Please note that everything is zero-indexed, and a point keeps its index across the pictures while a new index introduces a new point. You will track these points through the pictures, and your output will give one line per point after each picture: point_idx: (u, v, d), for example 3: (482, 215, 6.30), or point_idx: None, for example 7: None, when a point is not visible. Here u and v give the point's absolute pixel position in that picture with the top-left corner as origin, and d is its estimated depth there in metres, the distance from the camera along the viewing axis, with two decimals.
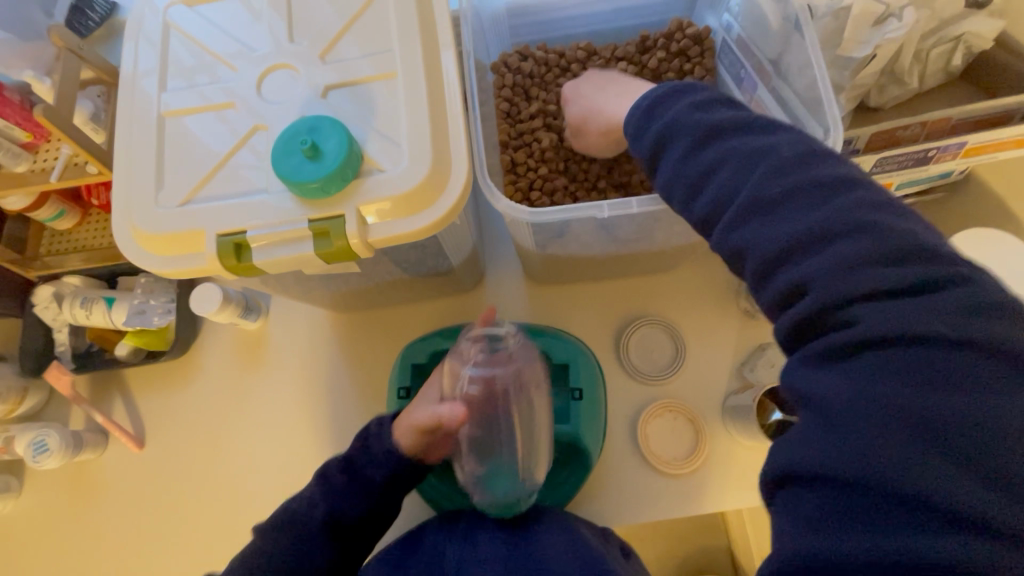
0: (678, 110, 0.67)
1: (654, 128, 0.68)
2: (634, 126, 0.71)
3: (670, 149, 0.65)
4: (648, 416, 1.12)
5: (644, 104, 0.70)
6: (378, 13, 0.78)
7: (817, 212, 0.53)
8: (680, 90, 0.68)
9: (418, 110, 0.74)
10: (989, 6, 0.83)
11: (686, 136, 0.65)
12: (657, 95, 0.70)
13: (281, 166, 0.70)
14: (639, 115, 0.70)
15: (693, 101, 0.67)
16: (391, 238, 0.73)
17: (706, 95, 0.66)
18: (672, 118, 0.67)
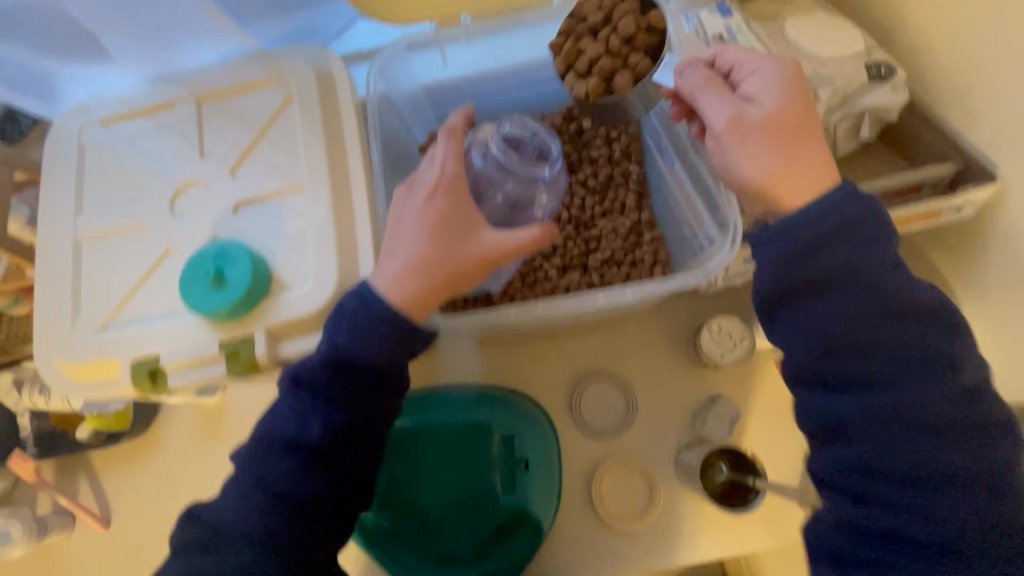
0: (845, 249, 0.62)
1: (811, 259, 0.63)
2: (789, 235, 0.63)
3: (812, 300, 0.63)
4: (603, 472, 1.14)
5: (813, 222, 0.63)
6: (285, 123, 0.79)
7: (939, 425, 0.61)
8: (851, 225, 0.62)
9: (324, 225, 0.73)
10: (893, 78, 0.80)
11: (840, 287, 0.63)
12: (833, 218, 0.62)
13: (187, 296, 0.68)
14: (801, 234, 0.63)
15: (862, 242, 0.63)
16: (303, 355, 0.71)
17: (873, 249, 0.63)
18: (835, 255, 0.62)
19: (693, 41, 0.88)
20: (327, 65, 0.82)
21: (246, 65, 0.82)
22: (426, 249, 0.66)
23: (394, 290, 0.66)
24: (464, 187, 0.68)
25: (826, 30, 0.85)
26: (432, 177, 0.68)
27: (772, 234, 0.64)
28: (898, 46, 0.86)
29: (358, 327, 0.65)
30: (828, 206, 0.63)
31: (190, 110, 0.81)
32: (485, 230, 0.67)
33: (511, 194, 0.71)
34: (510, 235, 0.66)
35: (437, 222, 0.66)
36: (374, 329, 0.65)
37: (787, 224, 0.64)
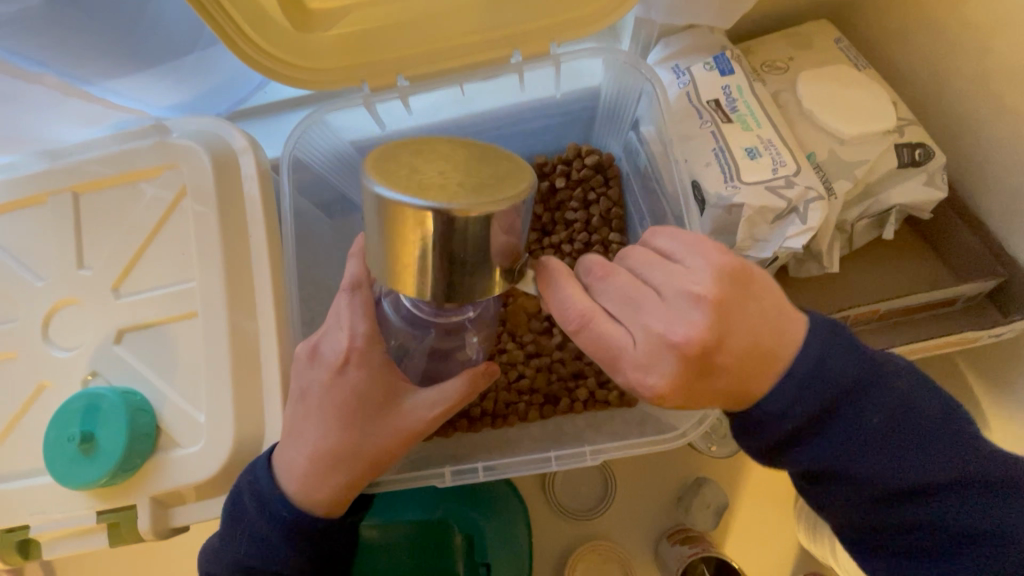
0: (840, 422, 0.46)
1: (806, 444, 0.47)
2: (769, 424, 0.47)
3: (832, 485, 0.47)
4: (575, 561, 1.00)
5: (795, 401, 0.45)
6: (179, 228, 0.65)
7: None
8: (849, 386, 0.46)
9: (221, 365, 0.60)
10: (928, 167, 0.65)
11: (852, 469, 0.46)
12: (819, 386, 0.45)
13: (52, 465, 0.57)
14: (783, 422, 0.46)
15: (863, 400, 0.46)
16: (197, 522, 0.60)
17: (887, 402, 0.46)
18: (831, 434, 0.46)
19: (682, 107, 0.70)
20: (227, 147, 0.67)
21: (130, 148, 0.66)
22: (337, 442, 0.53)
23: (297, 489, 0.53)
24: (376, 358, 0.53)
25: (847, 96, 0.68)
26: (336, 348, 0.53)
27: (752, 421, 0.47)
28: (932, 117, 0.70)
29: (258, 540, 0.54)
30: (809, 369, 0.45)
31: (65, 205, 0.66)
32: (405, 398, 0.54)
33: (433, 347, 0.56)
34: (432, 399, 0.54)
35: (342, 402, 0.53)
36: (278, 537, 0.54)
37: (759, 414, 0.47)
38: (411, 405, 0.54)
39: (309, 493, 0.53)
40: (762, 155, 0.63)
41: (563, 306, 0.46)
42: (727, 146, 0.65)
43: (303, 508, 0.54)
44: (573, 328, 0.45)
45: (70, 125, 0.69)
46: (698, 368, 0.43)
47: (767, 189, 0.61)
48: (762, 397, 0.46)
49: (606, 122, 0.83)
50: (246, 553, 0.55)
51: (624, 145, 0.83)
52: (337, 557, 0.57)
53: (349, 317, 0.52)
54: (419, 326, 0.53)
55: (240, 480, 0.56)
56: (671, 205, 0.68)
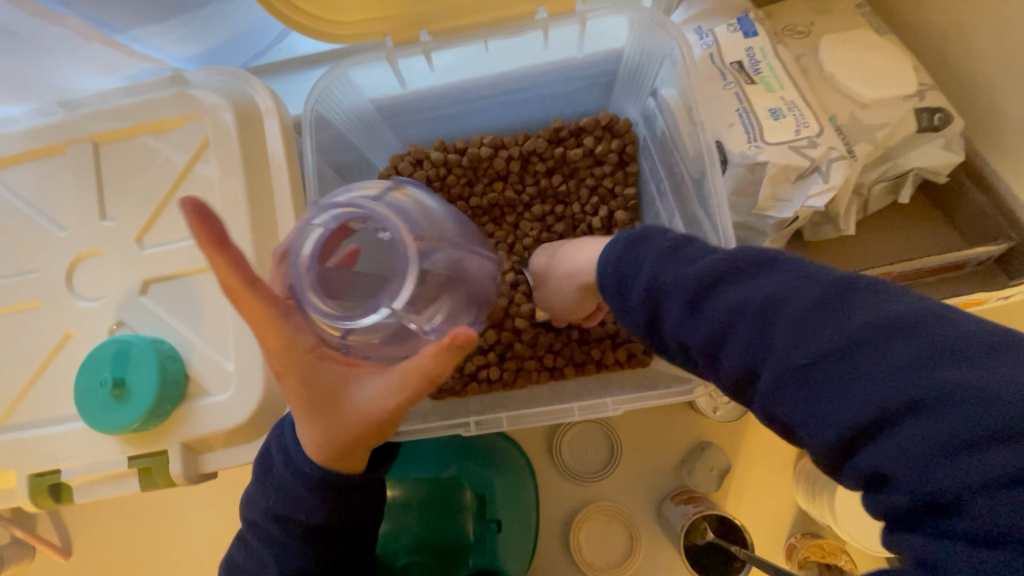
0: (667, 265, 0.48)
1: (646, 303, 0.49)
2: (620, 288, 0.52)
3: (677, 311, 0.47)
4: (581, 521, 1.04)
5: (627, 260, 0.52)
6: (202, 181, 0.65)
7: (981, 417, 0.32)
8: (635, 246, 0.52)
9: (247, 317, 0.61)
10: (946, 132, 0.66)
11: (704, 310, 0.45)
12: (643, 246, 0.52)
13: (84, 410, 0.58)
14: (612, 285, 0.53)
15: (685, 251, 0.49)
16: (226, 469, 0.62)
17: (667, 247, 0.50)
18: (643, 274, 0.50)
19: (706, 68, 0.70)
20: (248, 98, 0.66)
21: (150, 99, 0.66)
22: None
23: (316, 452, 0.53)
24: (298, 359, 0.49)
25: (869, 60, 0.69)
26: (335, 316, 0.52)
27: (613, 273, 0.53)
28: (949, 83, 0.71)
29: (294, 493, 0.56)
30: (638, 239, 0.53)
31: (85, 156, 0.66)
32: (362, 383, 0.51)
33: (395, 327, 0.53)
34: (385, 386, 0.49)
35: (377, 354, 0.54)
36: (311, 487, 0.55)
37: (628, 270, 0.52)
38: (369, 393, 0.50)
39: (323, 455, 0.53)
40: (786, 116, 0.64)
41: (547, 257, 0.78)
42: (751, 107, 0.65)
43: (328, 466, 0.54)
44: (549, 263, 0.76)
45: (86, 75, 0.68)
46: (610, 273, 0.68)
47: (790, 149, 0.62)
48: (637, 257, 0.51)
49: (625, 86, 0.83)
50: (280, 498, 0.57)
51: (642, 111, 0.83)
52: (368, 505, 0.58)
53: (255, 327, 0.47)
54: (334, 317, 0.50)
55: (267, 440, 0.58)
56: (691, 167, 0.69)
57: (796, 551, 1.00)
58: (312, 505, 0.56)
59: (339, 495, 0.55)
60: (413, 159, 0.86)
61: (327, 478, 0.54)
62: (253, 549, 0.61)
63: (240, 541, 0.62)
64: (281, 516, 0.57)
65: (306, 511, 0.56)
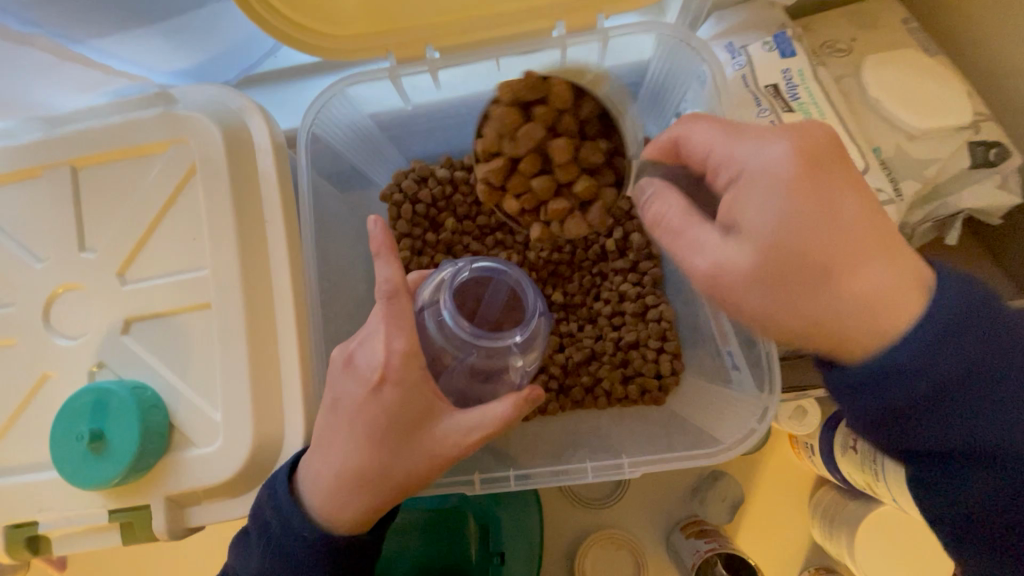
0: (992, 404, 0.42)
1: (950, 417, 0.42)
2: (896, 381, 0.42)
3: (978, 474, 0.43)
4: (586, 548, 1.00)
5: (937, 360, 0.41)
6: (188, 212, 0.60)
7: None
8: (998, 367, 0.41)
9: (237, 363, 0.56)
10: (1002, 169, 0.60)
11: None
12: (965, 344, 0.41)
13: (60, 464, 0.54)
14: (913, 389, 0.42)
15: (1016, 364, 0.42)
16: (213, 523, 0.58)
17: (1013, 386, 0.41)
18: (959, 409, 0.42)
19: (738, 92, 0.64)
20: (240, 120, 0.61)
21: (133, 119, 0.60)
22: (371, 457, 0.51)
23: (325, 514, 0.52)
24: (409, 373, 0.50)
25: (918, 85, 0.62)
26: (373, 362, 0.50)
27: (877, 374, 0.43)
28: (1004, 111, 0.64)
29: (289, 558, 0.52)
30: (960, 319, 0.42)
31: (63, 180, 0.61)
32: (443, 414, 0.51)
33: (475, 366, 0.51)
34: (473, 416, 0.50)
35: (377, 415, 0.50)
36: (304, 552, 0.52)
37: (900, 372, 0.42)
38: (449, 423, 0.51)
39: (335, 521, 0.52)
40: None
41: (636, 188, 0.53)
42: None
43: (331, 530, 0.52)
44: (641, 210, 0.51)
45: (65, 91, 0.63)
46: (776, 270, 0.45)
47: None
48: (930, 363, 0.42)
49: (647, 104, 0.76)
50: (270, 561, 0.53)
51: (663, 131, 0.76)
52: (367, 568, 0.55)
53: (384, 327, 0.49)
54: (457, 343, 0.50)
55: (258, 499, 0.54)
56: None
57: None
58: (304, 572, 0.52)
59: (336, 562, 0.52)
60: (417, 176, 0.81)
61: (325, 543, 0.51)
62: None
63: None
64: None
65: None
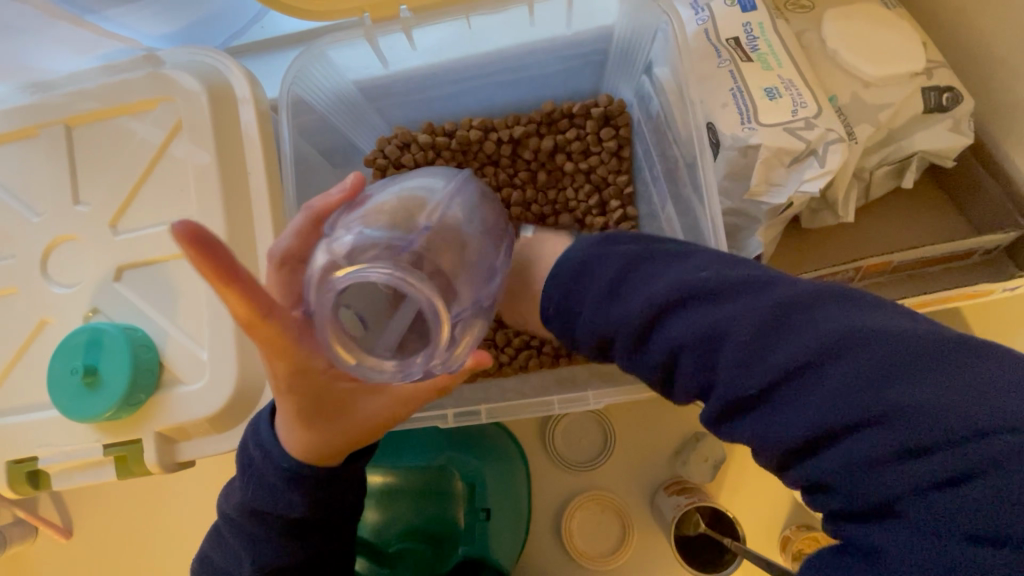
0: (608, 277, 0.48)
1: (620, 342, 0.47)
2: (578, 327, 0.50)
3: (624, 336, 0.46)
4: (573, 509, 1.00)
5: (579, 274, 0.50)
6: (175, 164, 0.63)
7: (928, 433, 0.32)
8: (598, 255, 0.50)
9: (221, 305, 0.59)
10: (953, 113, 0.62)
11: (668, 322, 0.43)
12: (585, 263, 0.50)
13: (56, 398, 0.57)
14: (564, 281, 0.51)
15: (640, 266, 0.47)
16: (201, 458, 0.61)
17: (616, 263, 0.48)
18: (595, 289, 0.49)
19: (700, 45, 0.66)
20: (222, 78, 0.64)
21: (122, 79, 0.64)
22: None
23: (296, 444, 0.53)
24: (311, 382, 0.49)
25: (874, 35, 0.64)
26: None
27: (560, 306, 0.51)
28: (962, 60, 0.66)
29: (269, 484, 0.55)
30: (579, 261, 0.51)
31: (57, 139, 0.64)
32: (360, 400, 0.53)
33: None
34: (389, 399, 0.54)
35: None
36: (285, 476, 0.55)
37: (568, 302, 0.50)
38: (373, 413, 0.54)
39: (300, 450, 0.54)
40: (783, 96, 0.61)
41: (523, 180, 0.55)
42: (746, 87, 0.62)
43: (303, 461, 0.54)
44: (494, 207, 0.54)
45: (57, 55, 0.66)
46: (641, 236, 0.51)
47: (785, 131, 0.59)
48: (604, 303, 0.47)
49: (618, 67, 0.79)
50: (253, 487, 0.56)
51: (636, 91, 0.79)
52: (347, 494, 0.58)
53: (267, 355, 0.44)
54: None
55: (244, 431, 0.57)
56: (683, 150, 0.65)
57: (790, 543, 0.96)
58: (286, 494, 0.55)
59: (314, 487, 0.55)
60: (400, 142, 0.83)
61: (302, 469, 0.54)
62: (228, 538, 0.59)
63: (215, 530, 0.62)
64: (252, 508, 0.56)
65: (282, 501, 0.55)
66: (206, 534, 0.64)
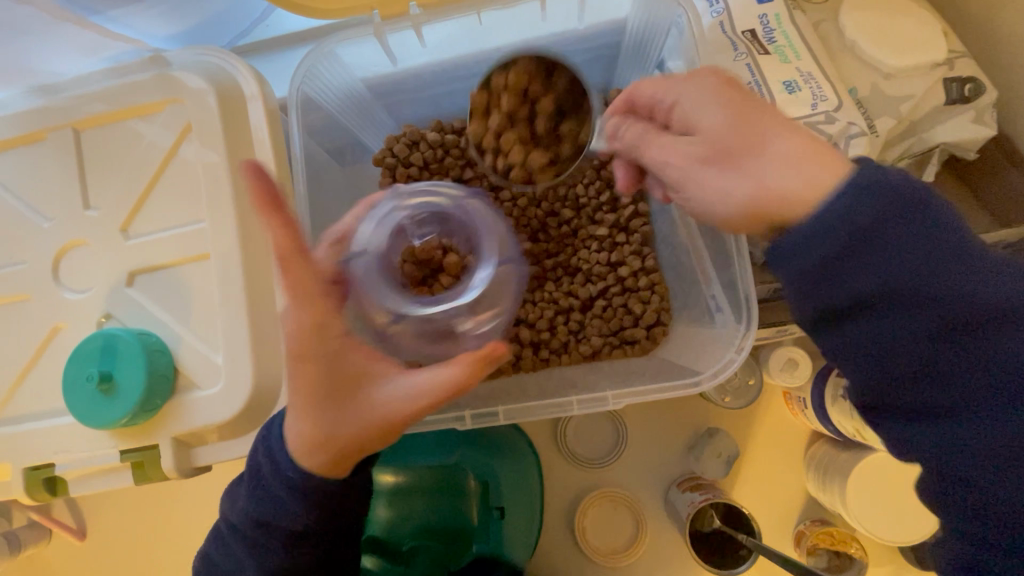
0: (909, 255, 0.42)
1: (875, 322, 0.43)
2: (831, 291, 0.43)
3: (881, 319, 0.43)
4: (586, 506, 0.99)
5: (860, 219, 0.42)
6: (186, 165, 0.62)
7: None
8: (915, 212, 0.41)
9: (236, 309, 0.59)
10: (976, 103, 0.61)
11: (949, 336, 0.42)
12: (884, 212, 0.42)
13: (72, 405, 0.57)
14: (833, 237, 0.42)
15: (952, 253, 0.41)
16: (217, 463, 0.61)
17: (926, 242, 0.41)
18: (882, 257, 0.42)
19: (716, 38, 0.65)
20: (232, 80, 0.63)
21: (130, 81, 0.63)
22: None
23: (303, 456, 0.52)
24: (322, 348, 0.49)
25: (894, 24, 0.63)
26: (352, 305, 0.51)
27: (797, 249, 0.44)
28: (983, 50, 0.65)
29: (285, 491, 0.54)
30: (894, 216, 0.41)
31: (66, 143, 0.64)
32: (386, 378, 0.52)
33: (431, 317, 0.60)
34: (412, 383, 0.51)
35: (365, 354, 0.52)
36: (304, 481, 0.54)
37: (809, 242, 0.43)
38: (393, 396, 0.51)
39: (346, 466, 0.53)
40: (802, 89, 0.60)
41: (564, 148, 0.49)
42: (764, 80, 0.61)
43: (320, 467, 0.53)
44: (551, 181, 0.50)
45: (62, 57, 0.66)
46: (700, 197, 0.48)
47: (805, 125, 0.58)
48: (861, 267, 0.42)
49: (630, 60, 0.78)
50: (269, 492, 0.55)
51: None
52: (366, 498, 0.57)
53: (294, 284, 0.47)
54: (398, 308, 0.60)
55: (263, 436, 0.57)
56: None
57: (804, 538, 0.96)
58: (307, 497, 0.55)
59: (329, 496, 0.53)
60: (409, 140, 0.81)
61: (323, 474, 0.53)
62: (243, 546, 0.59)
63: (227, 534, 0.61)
64: (270, 514, 0.56)
65: (301, 506, 0.55)
66: (211, 531, 0.63)
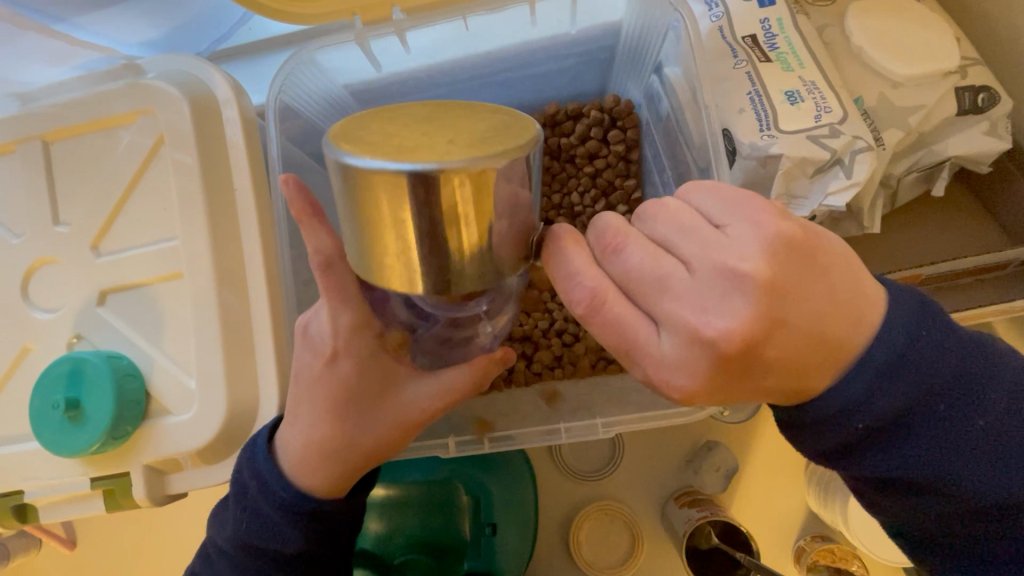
0: (930, 415, 0.40)
1: (897, 480, 0.42)
2: (853, 457, 0.41)
3: (904, 479, 0.41)
4: (580, 520, 0.96)
5: (888, 390, 0.39)
6: (158, 179, 0.59)
7: None
8: (936, 376, 0.39)
9: (208, 332, 0.57)
10: (989, 115, 0.58)
11: (973, 486, 0.41)
12: (909, 376, 0.39)
13: (38, 432, 0.55)
14: (860, 415, 0.39)
15: (970, 406, 0.40)
16: (191, 490, 0.59)
17: (947, 403, 0.40)
18: (904, 423, 0.40)
19: (715, 44, 0.61)
20: (207, 90, 0.60)
21: (100, 90, 0.60)
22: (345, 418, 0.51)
23: (298, 474, 0.51)
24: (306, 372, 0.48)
25: (904, 29, 0.59)
26: (322, 328, 0.48)
27: (822, 423, 0.40)
28: (997, 57, 0.61)
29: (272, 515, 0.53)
30: (918, 382, 0.39)
31: (35, 156, 0.61)
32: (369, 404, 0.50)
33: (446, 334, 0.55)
34: (439, 384, 0.52)
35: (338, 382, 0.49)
36: (279, 513, 0.52)
37: (838, 414, 0.40)
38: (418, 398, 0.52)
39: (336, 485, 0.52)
40: (804, 99, 0.57)
41: (570, 280, 0.38)
42: (764, 90, 0.58)
43: (303, 491, 0.52)
44: (581, 313, 0.38)
45: (31, 65, 0.63)
46: (730, 366, 0.36)
47: (808, 138, 0.55)
48: (884, 431, 0.40)
49: (626, 65, 0.74)
50: (245, 523, 0.53)
51: (644, 90, 0.74)
52: (344, 528, 0.55)
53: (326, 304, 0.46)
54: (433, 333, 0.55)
55: (237, 464, 0.55)
56: (695, 157, 0.61)
57: (804, 555, 0.93)
58: (281, 526, 0.52)
59: (320, 520, 0.53)
60: None
61: (301, 502, 0.51)
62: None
63: (203, 561, 0.59)
64: (245, 543, 0.54)
65: (275, 537, 0.53)
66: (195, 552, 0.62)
